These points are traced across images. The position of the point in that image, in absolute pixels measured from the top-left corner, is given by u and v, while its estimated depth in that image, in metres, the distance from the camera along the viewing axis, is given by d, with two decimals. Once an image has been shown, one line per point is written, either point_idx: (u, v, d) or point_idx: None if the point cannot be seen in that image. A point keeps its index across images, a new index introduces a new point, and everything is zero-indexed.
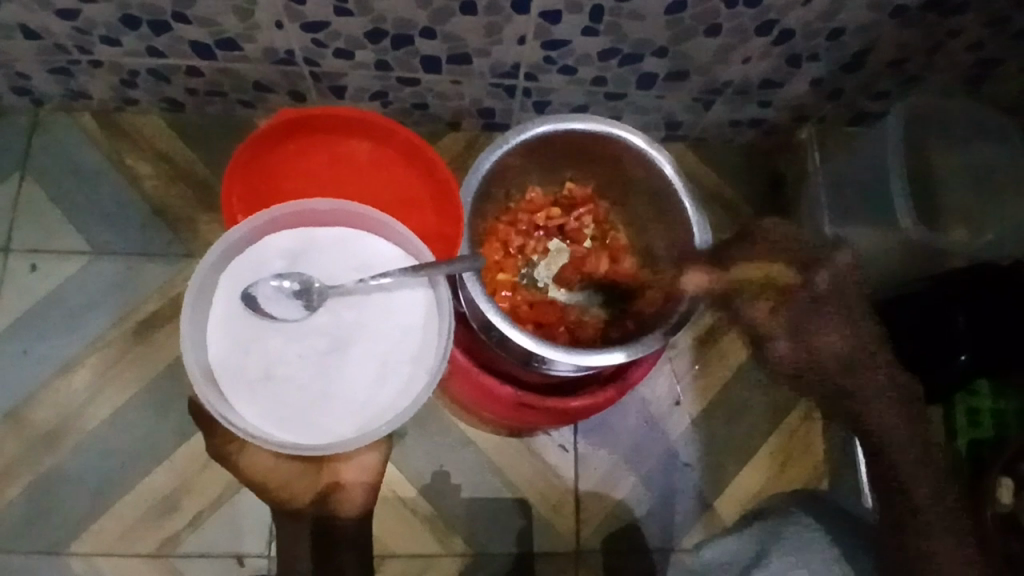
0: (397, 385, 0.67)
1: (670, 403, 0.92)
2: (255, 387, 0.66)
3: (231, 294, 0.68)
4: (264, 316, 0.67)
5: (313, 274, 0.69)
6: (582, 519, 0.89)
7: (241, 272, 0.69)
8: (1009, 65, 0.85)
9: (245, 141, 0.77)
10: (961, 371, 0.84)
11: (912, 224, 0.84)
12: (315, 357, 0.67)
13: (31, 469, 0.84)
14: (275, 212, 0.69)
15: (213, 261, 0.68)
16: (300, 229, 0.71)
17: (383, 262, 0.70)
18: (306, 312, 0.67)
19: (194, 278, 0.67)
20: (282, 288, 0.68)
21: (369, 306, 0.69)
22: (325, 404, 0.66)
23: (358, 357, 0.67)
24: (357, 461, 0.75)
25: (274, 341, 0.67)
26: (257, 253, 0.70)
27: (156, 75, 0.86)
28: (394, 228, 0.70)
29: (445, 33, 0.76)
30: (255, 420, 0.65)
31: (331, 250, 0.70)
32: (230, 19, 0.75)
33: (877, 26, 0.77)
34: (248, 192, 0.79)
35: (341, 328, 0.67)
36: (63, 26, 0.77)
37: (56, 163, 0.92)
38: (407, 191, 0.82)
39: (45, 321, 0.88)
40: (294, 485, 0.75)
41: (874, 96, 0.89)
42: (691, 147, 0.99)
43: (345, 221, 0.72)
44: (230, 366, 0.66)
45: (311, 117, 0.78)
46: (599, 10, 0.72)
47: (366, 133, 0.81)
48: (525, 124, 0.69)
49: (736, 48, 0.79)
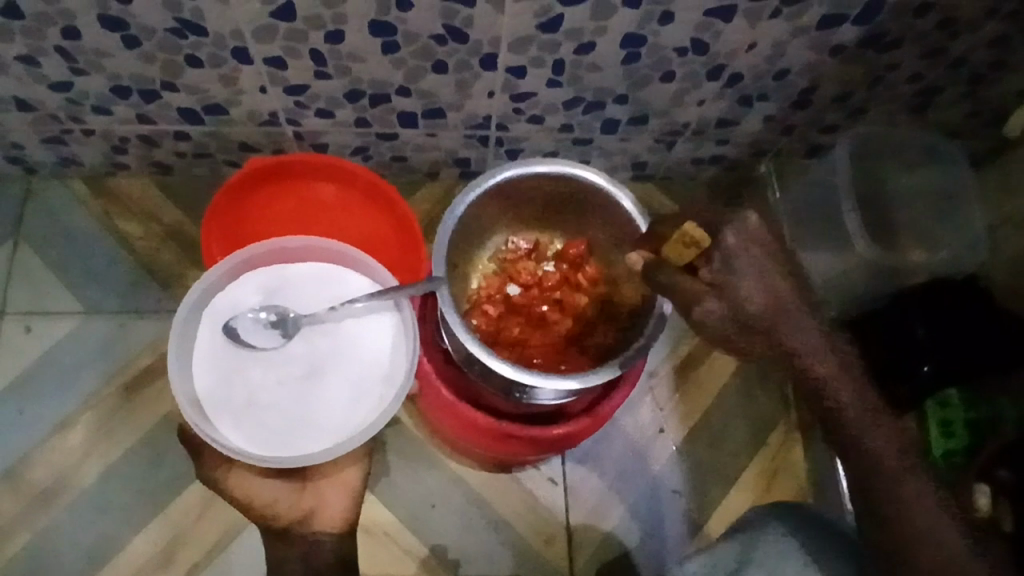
0: (367, 401, 0.75)
1: (654, 430, 0.95)
2: (239, 411, 0.74)
3: (214, 328, 0.77)
4: (244, 346, 0.76)
5: (287, 305, 0.78)
6: (575, 551, 0.90)
7: (222, 310, 0.77)
8: (947, 94, 0.91)
9: (221, 188, 0.84)
10: (925, 381, 0.89)
11: (863, 243, 0.92)
12: (293, 381, 0.75)
13: (28, 527, 0.85)
14: (251, 252, 0.78)
15: (196, 299, 0.76)
16: (274, 265, 0.80)
17: (352, 290, 0.79)
18: (282, 341, 0.76)
19: (179, 316, 0.75)
20: (260, 320, 0.76)
21: (339, 331, 0.77)
22: (301, 423, 0.74)
23: (330, 379, 0.76)
24: (338, 480, 0.86)
25: (254, 369, 0.75)
26: (237, 291, 0.78)
27: (145, 141, 0.90)
28: (358, 258, 0.79)
29: (419, 90, 0.81)
30: (240, 441, 0.73)
31: (304, 283, 0.79)
32: (216, 86, 0.80)
33: (819, 66, 0.83)
34: (225, 233, 0.87)
35: (315, 354, 0.76)
36: (57, 98, 0.82)
37: (49, 228, 0.95)
38: (370, 229, 0.91)
39: (41, 380, 0.90)
40: (281, 504, 0.84)
41: (824, 129, 0.95)
42: (658, 186, 1.04)
43: (315, 255, 0.80)
44: (216, 395, 0.75)
45: (280, 164, 0.86)
46: (561, 63, 0.78)
47: (331, 177, 0.89)
48: (495, 169, 0.73)
49: (690, 92, 0.85)
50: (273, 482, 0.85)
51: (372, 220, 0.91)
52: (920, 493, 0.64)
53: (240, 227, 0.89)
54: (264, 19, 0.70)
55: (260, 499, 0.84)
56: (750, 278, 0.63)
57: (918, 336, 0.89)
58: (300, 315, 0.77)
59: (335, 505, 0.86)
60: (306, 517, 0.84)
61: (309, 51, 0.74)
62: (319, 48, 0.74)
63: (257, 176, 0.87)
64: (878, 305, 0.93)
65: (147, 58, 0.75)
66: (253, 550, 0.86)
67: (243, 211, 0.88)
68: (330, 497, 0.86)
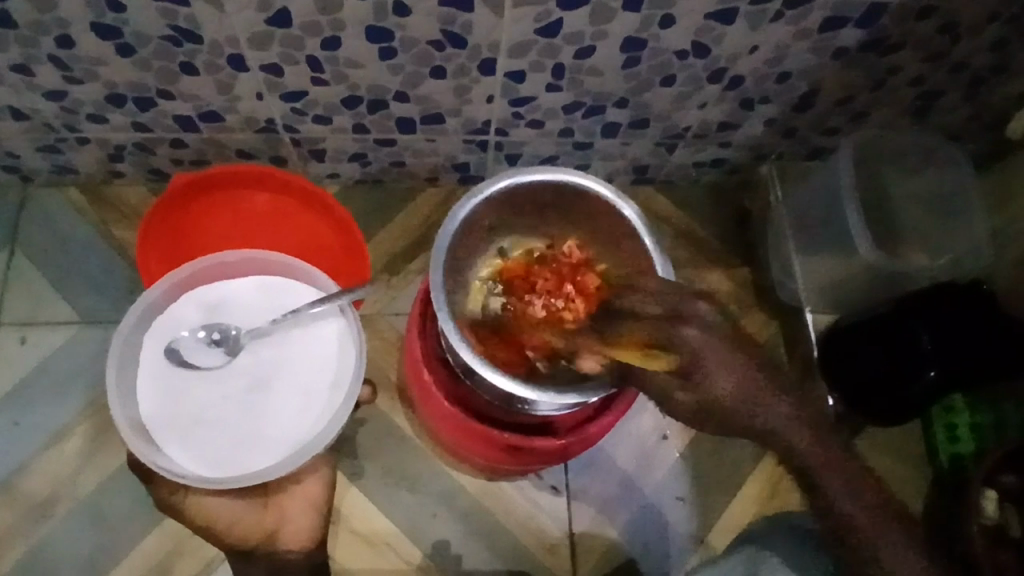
0: (314, 411, 0.79)
1: (657, 437, 0.94)
2: (186, 431, 0.77)
3: (156, 351, 0.80)
4: (187, 367, 0.79)
5: (230, 322, 0.81)
6: (578, 560, 0.89)
7: (163, 332, 0.81)
8: (951, 95, 0.90)
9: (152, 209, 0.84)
10: (930, 386, 0.88)
11: (868, 248, 0.88)
12: (238, 398, 0.79)
13: (24, 540, 0.85)
14: (188, 270, 0.81)
15: (136, 321, 0.79)
16: (213, 283, 0.83)
17: (294, 300, 0.82)
18: (227, 359, 0.80)
19: (118, 340, 0.78)
20: (202, 340, 0.80)
21: (283, 343, 0.81)
22: (251, 438, 0.77)
23: (277, 391, 0.79)
24: (300, 494, 0.86)
25: (199, 389, 0.79)
26: (177, 312, 0.82)
27: (141, 148, 0.89)
28: (293, 266, 0.82)
29: (417, 96, 0.81)
30: (189, 462, 0.76)
31: (246, 296, 0.83)
32: (213, 93, 0.79)
33: (821, 68, 0.82)
34: (165, 253, 0.88)
35: (261, 368, 0.80)
36: (51, 106, 0.81)
37: (45, 237, 0.94)
38: (309, 238, 0.91)
39: (38, 390, 0.89)
40: (246, 523, 0.84)
41: (826, 132, 0.94)
42: (659, 189, 1.03)
43: (252, 269, 0.84)
44: (162, 418, 0.78)
45: (210, 179, 0.86)
46: (561, 68, 0.77)
47: (264, 187, 0.89)
48: (491, 180, 0.72)
49: (692, 96, 0.84)
50: (231, 502, 0.84)
51: (310, 225, 0.91)
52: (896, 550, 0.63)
53: (176, 245, 0.89)
54: (260, 26, 0.69)
55: (220, 520, 0.84)
56: (713, 383, 0.60)
57: (923, 345, 0.87)
58: (242, 331, 0.81)
59: (299, 522, 0.86)
60: (272, 536, 0.85)
61: (306, 58, 0.74)
62: (316, 54, 0.73)
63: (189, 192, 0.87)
64: (880, 309, 0.92)
65: (142, 66, 0.75)
66: None
67: (177, 230, 0.88)
68: (294, 512, 0.86)
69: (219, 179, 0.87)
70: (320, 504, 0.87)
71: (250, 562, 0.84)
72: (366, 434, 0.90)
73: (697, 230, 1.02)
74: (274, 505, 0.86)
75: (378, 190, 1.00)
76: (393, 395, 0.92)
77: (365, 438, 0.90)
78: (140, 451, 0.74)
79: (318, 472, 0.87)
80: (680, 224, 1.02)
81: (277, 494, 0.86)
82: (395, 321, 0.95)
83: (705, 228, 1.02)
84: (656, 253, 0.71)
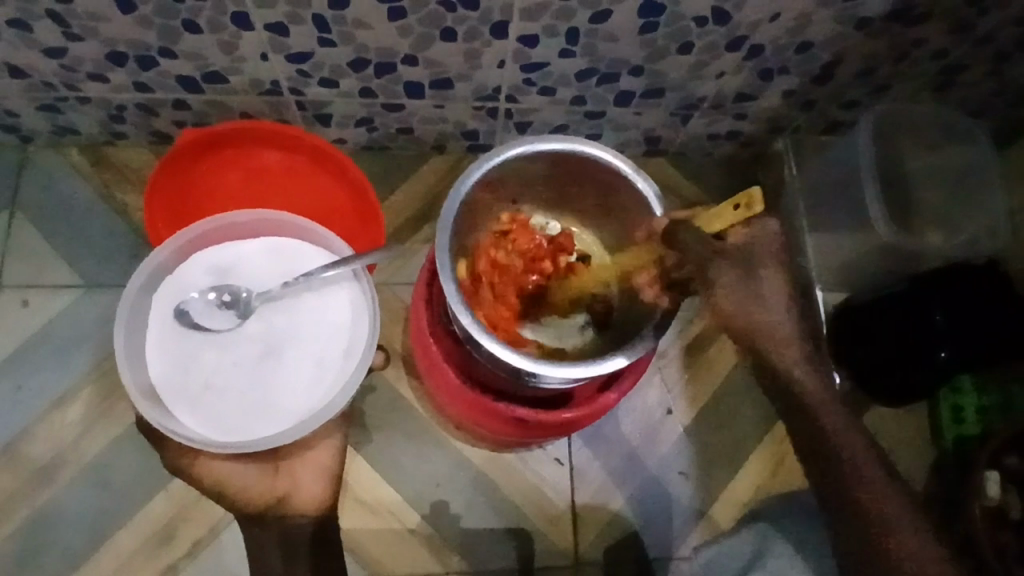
0: (327, 377, 0.78)
1: (662, 411, 0.93)
2: (195, 397, 0.76)
3: (165, 314, 0.79)
4: (197, 330, 0.78)
5: (240, 285, 0.80)
6: (580, 532, 0.89)
7: (172, 294, 0.80)
8: (974, 71, 0.87)
9: (159, 167, 0.83)
10: (940, 366, 0.87)
11: (886, 229, 0.87)
12: (249, 363, 0.78)
13: (28, 503, 0.85)
14: (196, 230, 0.80)
15: (143, 283, 0.78)
16: (223, 243, 0.82)
17: (306, 264, 0.81)
18: (238, 322, 0.79)
19: (126, 301, 0.77)
20: (212, 302, 0.79)
21: (296, 308, 0.80)
22: (261, 407, 0.76)
23: (290, 357, 0.78)
24: (310, 459, 0.84)
25: (209, 353, 0.78)
26: (186, 274, 0.80)
27: (143, 109, 0.87)
28: (306, 228, 0.81)
29: (427, 59, 0.78)
30: (200, 427, 0.76)
31: (257, 259, 0.81)
32: (216, 52, 0.77)
33: (844, 39, 0.79)
34: (173, 214, 0.87)
35: (272, 333, 0.79)
36: (50, 64, 0.79)
37: (46, 198, 0.93)
38: (325, 198, 0.90)
39: (41, 354, 0.89)
40: (254, 488, 0.82)
41: (845, 105, 0.92)
42: (671, 161, 1.01)
43: (264, 230, 0.83)
44: (170, 382, 0.77)
45: (218, 136, 0.85)
46: (575, 33, 0.74)
47: (275, 145, 0.87)
48: (500, 149, 0.69)
49: (709, 65, 0.81)
50: (245, 469, 0.82)
51: (325, 186, 0.89)
52: (916, 537, 0.64)
53: (184, 205, 0.87)
54: None
55: (230, 484, 0.82)
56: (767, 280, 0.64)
57: (936, 321, 0.87)
58: (253, 294, 0.79)
59: (310, 487, 0.84)
60: (283, 500, 0.82)
61: (312, 17, 0.71)
62: (323, 14, 0.71)
63: (197, 148, 0.85)
64: (893, 286, 0.91)
65: (143, 23, 0.72)
66: (240, 539, 0.85)
67: (188, 185, 0.87)
68: (305, 478, 0.84)
69: (228, 136, 0.85)
70: (331, 469, 0.85)
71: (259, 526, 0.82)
72: (366, 403, 0.90)
73: (709, 205, 1.01)
74: (285, 471, 0.83)
75: (384, 157, 0.99)
76: (398, 365, 0.91)
77: (370, 407, 0.90)
78: (150, 416, 0.73)
79: (329, 439, 0.85)
80: (692, 198, 1.01)
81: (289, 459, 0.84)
82: (400, 291, 0.93)
83: (716, 203, 1.01)
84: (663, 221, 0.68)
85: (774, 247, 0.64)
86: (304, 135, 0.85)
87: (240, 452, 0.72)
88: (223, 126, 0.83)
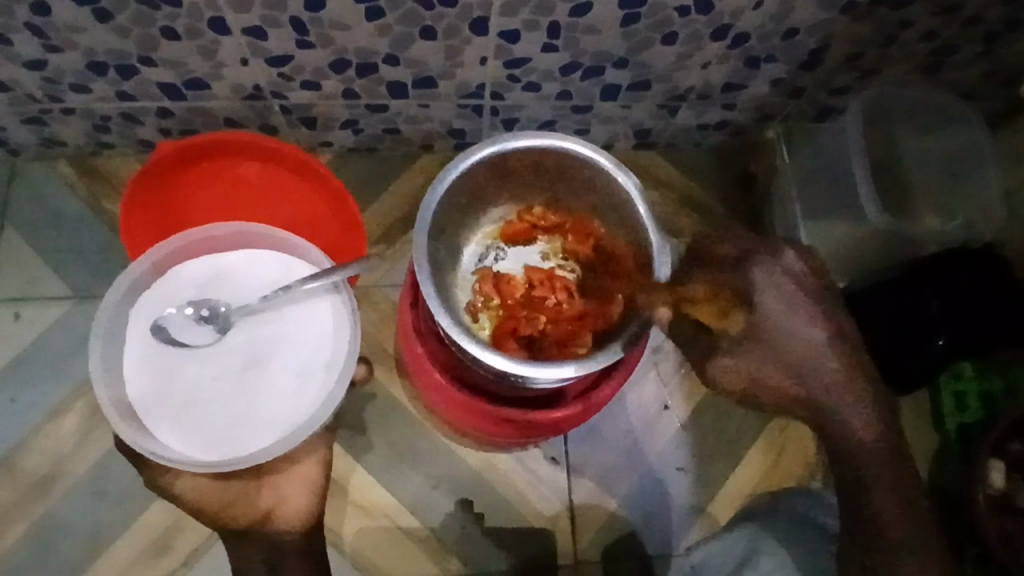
0: (308, 390, 0.77)
1: (658, 407, 0.92)
2: (175, 413, 0.76)
3: (143, 331, 0.78)
4: (176, 345, 0.78)
5: (219, 299, 0.80)
6: (579, 531, 0.89)
7: (150, 309, 0.79)
8: (965, 52, 0.85)
9: (135, 178, 0.82)
10: (938, 356, 0.86)
11: (877, 214, 0.85)
12: (229, 379, 0.77)
13: (24, 517, 0.85)
14: (174, 245, 0.79)
15: (119, 299, 0.78)
16: (200, 256, 0.81)
17: (285, 277, 0.81)
18: (217, 337, 0.78)
19: (102, 318, 0.77)
20: (191, 317, 0.79)
21: (276, 320, 0.79)
22: (241, 422, 0.76)
23: (271, 370, 0.78)
24: (296, 474, 0.81)
25: (188, 368, 0.77)
26: (165, 289, 0.80)
27: (127, 118, 0.87)
28: (283, 240, 0.81)
29: (407, 58, 0.77)
30: (179, 444, 0.75)
31: (237, 272, 0.81)
32: (196, 59, 0.76)
33: (831, 24, 0.78)
34: (152, 224, 0.86)
35: (252, 347, 0.78)
36: (32, 77, 0.79)
37: (35, 211, 0.93)
38: (306, 208, 0.89)
39: (34, 366, 0.89)
40: (238, 504, 0.78)
41: (836, 91, 0.90)
42: (662, 153, 1.00)
43: (241, 242, 0.82)
44: (150, 399, 0.76)
45: (195, 146, 0.84)
46: (555, 27, 0.74)
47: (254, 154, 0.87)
48: (476, 146, 0.68)
49: (694, 55, 0.80)
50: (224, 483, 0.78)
51: (304, 195, 0.89)
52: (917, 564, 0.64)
53: (163, 215, 0.87)
54: None
55: (213, 500, 0.78)
56: (766, 299, 0.69)
57: (931, 308, 0.86)
58: (232, 308, 0.79)
59: (295, 502, 0.80)
60: (267, 516, 0.78)
61: (289, 20, 0.70)
62: (300, 16, 0.70)
63: (173, 161, 0.84)
64: (890, 274, 0.88)
65: (120, 32, 0.72)
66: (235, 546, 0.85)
67: (167, 195, 0.87)
68: (291, 492, 0.80)
69: (203, 149, 0.85)
70: (318, 486, 0.82)
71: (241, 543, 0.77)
72: (362, 406, 0.89)
73: (702, 196, 0.99)
74: (269, 486, 0.80)
75: (372, 159, 0.98)
76: (391, 367, 0.91)
77: (365, 411, 0.89)
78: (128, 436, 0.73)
79: (315, 454, 0.83)
80: (684, 189, 0.99)
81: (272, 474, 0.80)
82: (391, 293, 0.93)
83: (709, 193, 0.99)
84: (655, 239, 0.68)
85: (773, 291, 0.70)
86: (281, 144, 0.84)
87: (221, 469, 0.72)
88: (198, 139, 0.83)
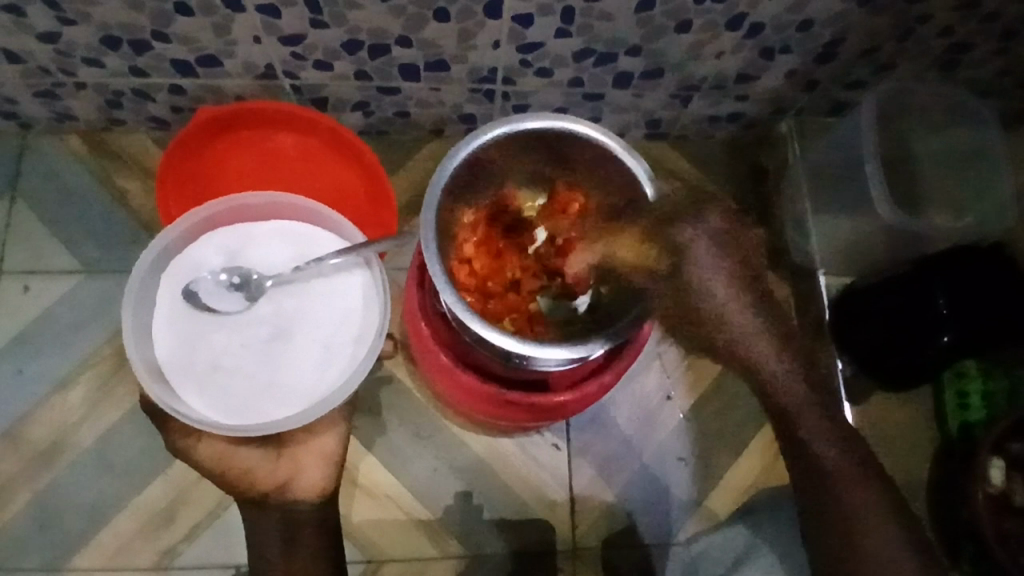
0: (334, 363, 0.77)
1: (661, 397, 0.92)
2: (200, 378, 0.76)
3: (174, 295, 0.79)
4: (207, 311, 0.78)
5: (251, 267, 0.80)
6: (577, 518, 0.89)
7: (181, 274, 0.80)
8: (980, 49, 0.85)
9: (173, 142, 0.83)
10: (942, 351, 0.85)
11: (888, 210, 0.85)
12: (258, 346, 0.77)
13: (28, 488, 0.86)
14: (208, 210, 0.80)
15: (153, 260, 0.78)
16: (233, 224, 0.82)
17: (316, 249, 0.81)
18: (247, 304, 0.78)
19: (136, 278, 0.77)
20: (223, 283, 0.79)
21: (302, 293, 0.80)
22: (264, 390, 0.76)
23: (297, 341, 0.78)
24: (316, 446, 0.80)
25: (217, 334, 0.77)
26: (196, 255, 0.80)
27: (140, 94, 0.87)
28: (318, 211, 0.81)
29: (421, 40, 0.77)
30: (204, 408, 0.75)
31: (268, 242, 0.81)
32: (208, 35, 0.76)
33: (847, 16, 0.77)
34: (184, 192, 0.87)
35: (280, 316, 0.78)
36: (45, 50, 0.79)
37: (45, 185, 0.93)
38: (337, 182, 0.89)
39: (42, 339, 0.89)
40: (257, 472, 0.77)
41: (849, 85, 0.90)
42: (674, 144, 1.00)
43: (275, 213, 0.82)
44: (177, 363, 0.77)
45: (232, 114, 0.85)
46: (571, 11, 0.73)
47: (289, 125, 0.87)
48: (483, 128, 0.69)
49: (708, 44, 0.80)
50: (250, 450, 0.78)
51: (336, 169, 0.89)
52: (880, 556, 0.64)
53: (194, 183, 0.87)
54: None
55: (233, 469, 0.77)
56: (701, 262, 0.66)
57: (940, 309, 0.84)
58: (264, 276, 0.79)
59: (311, 475, 0.78)
60: (285, 485, 0.77)
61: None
62: None
63: (207, 129, 0.85)
64: (899, 270, 0.88)
65: (135, 6, 0.72)
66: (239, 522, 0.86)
67: (200, 164, 0.87)
68: (310, 465, 0.79)
69: (240, 118, 0.86)
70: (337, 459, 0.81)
71: (261, 512, 0.76)
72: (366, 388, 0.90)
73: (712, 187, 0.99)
74: (288, 456, 0.79)
75: (383, 142, 0.98)
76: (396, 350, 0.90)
77: (369, 392, 0.90)
78: (156, 395, 0.73)
79: (335, 427, 0.81)
80: (695, 180, 0.99)
81: (294, 443, 0.79)
82: (399, 276, 0.93)
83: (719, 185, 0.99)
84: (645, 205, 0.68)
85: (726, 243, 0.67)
86: (316, 115, 0.84)
87: (240, 433, 0.72)
88: (236, 107, 0.84)
